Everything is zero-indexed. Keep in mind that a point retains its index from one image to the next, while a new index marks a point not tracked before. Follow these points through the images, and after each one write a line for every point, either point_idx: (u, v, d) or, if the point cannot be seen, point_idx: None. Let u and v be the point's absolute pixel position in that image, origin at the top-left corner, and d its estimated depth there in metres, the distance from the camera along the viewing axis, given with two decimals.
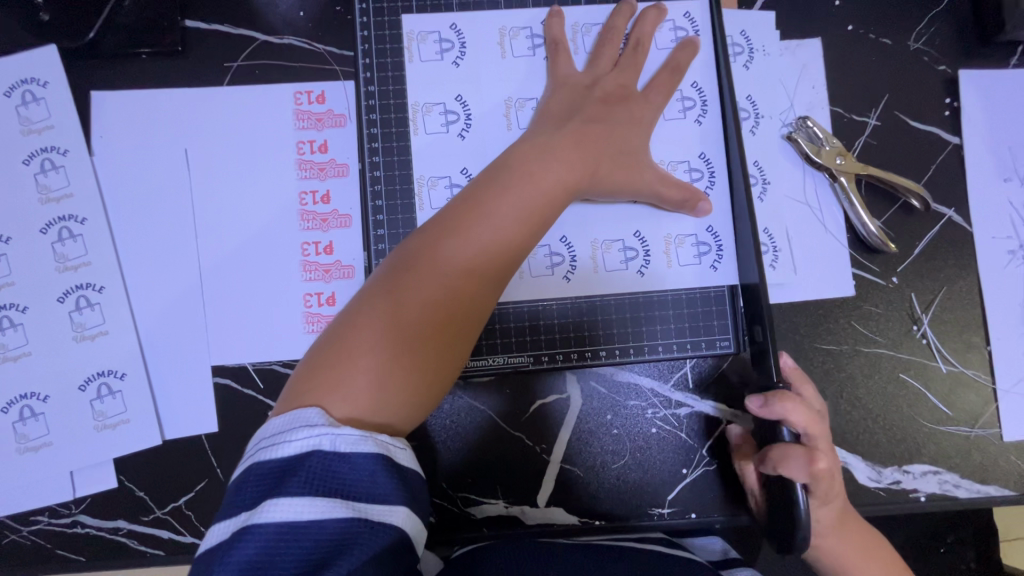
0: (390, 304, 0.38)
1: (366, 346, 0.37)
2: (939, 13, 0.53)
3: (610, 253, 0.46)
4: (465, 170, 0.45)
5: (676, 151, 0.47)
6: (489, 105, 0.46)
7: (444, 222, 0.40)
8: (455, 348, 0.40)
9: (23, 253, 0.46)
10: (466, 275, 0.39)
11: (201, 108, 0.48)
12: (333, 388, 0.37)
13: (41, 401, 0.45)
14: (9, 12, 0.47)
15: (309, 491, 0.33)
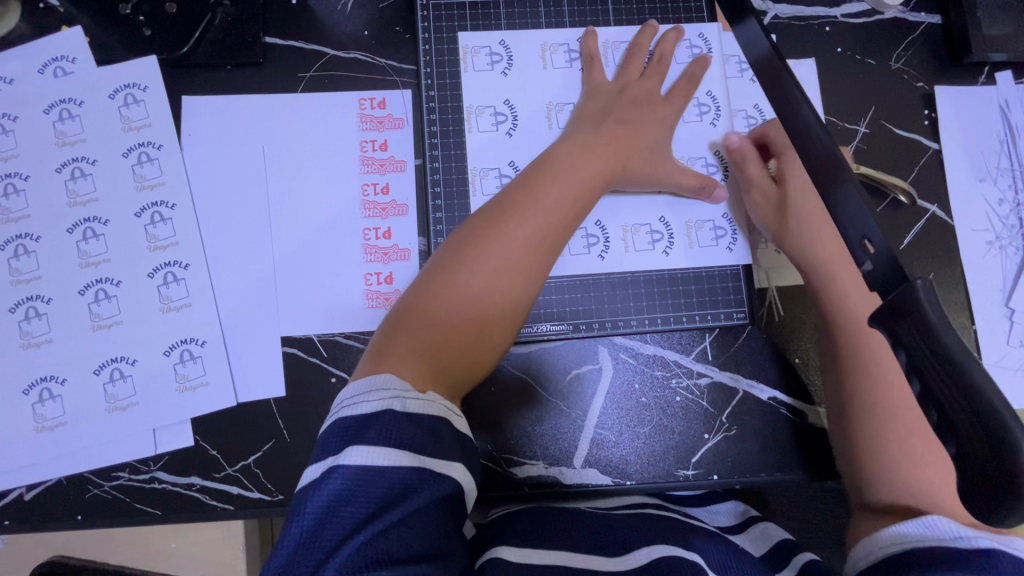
0: (447, 288, 0.44)
1: (428, 323, 0.43)
2: (915, 37, 0.61)
3: (636, 236, 0.54)
4: (512, 163, 0.53)
5: (694, 149, 0.54)
6: (532, 109, 0.53)
7: (491, 217, 0.46)
8: (502, 326, 0.45)
9: (119, 234, 0.51)
10: (512, 263, 0.45)
11: (278, 110, 0.55)
12: (400, 359, 0.42)
13: (130, 364, 0.50)
14: (116, 28, 0.54)
15: (383, 442, 0.37)
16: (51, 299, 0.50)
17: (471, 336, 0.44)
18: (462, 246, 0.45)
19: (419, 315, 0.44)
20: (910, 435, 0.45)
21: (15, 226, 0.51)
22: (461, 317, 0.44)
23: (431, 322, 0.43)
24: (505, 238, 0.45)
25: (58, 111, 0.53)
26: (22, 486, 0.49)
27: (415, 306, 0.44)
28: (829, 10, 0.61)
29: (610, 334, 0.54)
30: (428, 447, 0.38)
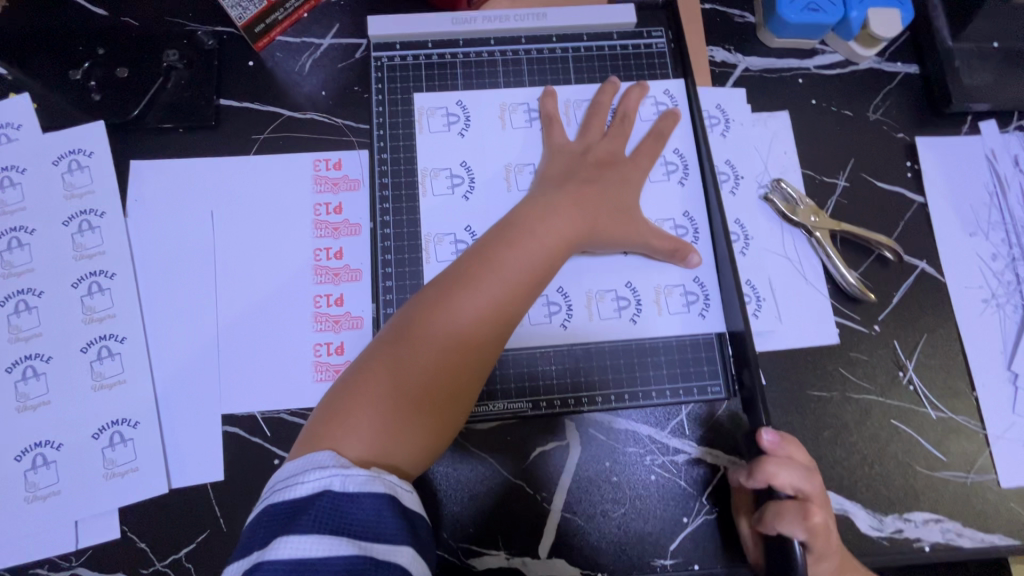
0: (403, 351, 0.41)
1: (380, 390, 0.39)
2: (893, 88, 0.59)
3: (601, 302, 0.50)
4: (469, 228, 0.50)
5: (662, 207, 0.51)
6: (491, 172, 0.51)
7: (454, 274, 0.43)
8: (462, 395, 0.42)
9: (53, 306, 0.49)
10: (474, 325, 0.42)
11: (228, 174, 0.53)
12: (347, 430, 0.38)
13: (54, 448, 0.46)
14: (64, 93, 0.53)
15: (317, 529, 0.33)
16: None
17: (432, 402, 0.40)
18: (421, 304, 0.42)
19: (371, 378, 0.40)
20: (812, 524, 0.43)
21: None
22: (418, 384, 0.40)
23: (386, 391, 0.40)
24: (467, 299, 0.42)
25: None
26: None
27: (367, 368, 0.41)
28: (802, 62, 0.59)
29: (574, 412, 0.50)
30: (370, 529, 0.34)
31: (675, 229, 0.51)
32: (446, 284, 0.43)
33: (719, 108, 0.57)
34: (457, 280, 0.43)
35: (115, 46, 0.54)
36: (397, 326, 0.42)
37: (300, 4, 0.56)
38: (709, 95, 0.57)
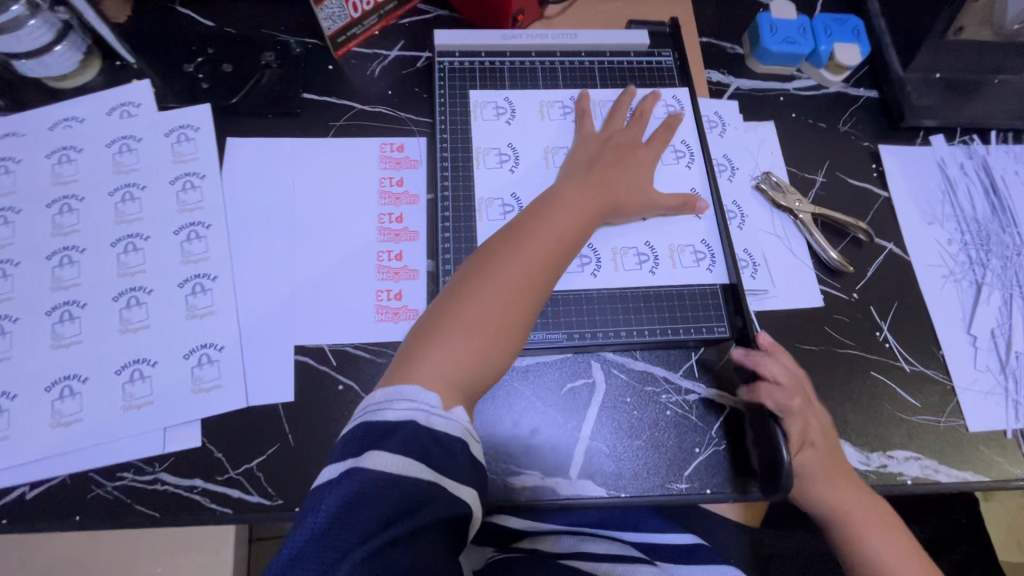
0: (466, 302, 0.46)
1: (459, 327, 0.45)
2: (857, 107, 0.72)
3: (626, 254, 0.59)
4: (514, 195, 0.60)
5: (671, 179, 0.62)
6: (533, 153, 0.62)
7: (501, 244, 0.50)
8: (519, 338, 0.47)
9: (157, 248, 0.57)
10: (526, 277, 0.48)
11: (308, 150, 0.63)
12: (436, 362, 0.43)
13: (150, 365, 0.53)
14: (178, 82, 0.64)
15: (404, 451, 0.37)
16: (86, 304, 0.54)
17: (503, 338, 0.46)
18: (476, 268, 0.49)
19: (438, 329, 0.45)
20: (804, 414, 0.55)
21: (65, 239, 0.56)
22: (483, 327, 0.46)
23: (466, 328, 0.45)
24: (518, 256, 0.49)
25: (118, 145, 0.60)
26: (25, 485, 0.50)
27: (434, 323, 0.46)
28: (783, 85, 0.72)
29: (602, 343, 0.57)
30: (446, 464, 0.38)
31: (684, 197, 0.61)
32: (502, 240, 0.51)
33: (717, 114, 0.69)
34: (510, 236, 0.51)
35: (222, 48, 0.66)
36: (463, 278, 0.49)
37: (375, 23, 0.68)
38: (708, 105, 0.69)
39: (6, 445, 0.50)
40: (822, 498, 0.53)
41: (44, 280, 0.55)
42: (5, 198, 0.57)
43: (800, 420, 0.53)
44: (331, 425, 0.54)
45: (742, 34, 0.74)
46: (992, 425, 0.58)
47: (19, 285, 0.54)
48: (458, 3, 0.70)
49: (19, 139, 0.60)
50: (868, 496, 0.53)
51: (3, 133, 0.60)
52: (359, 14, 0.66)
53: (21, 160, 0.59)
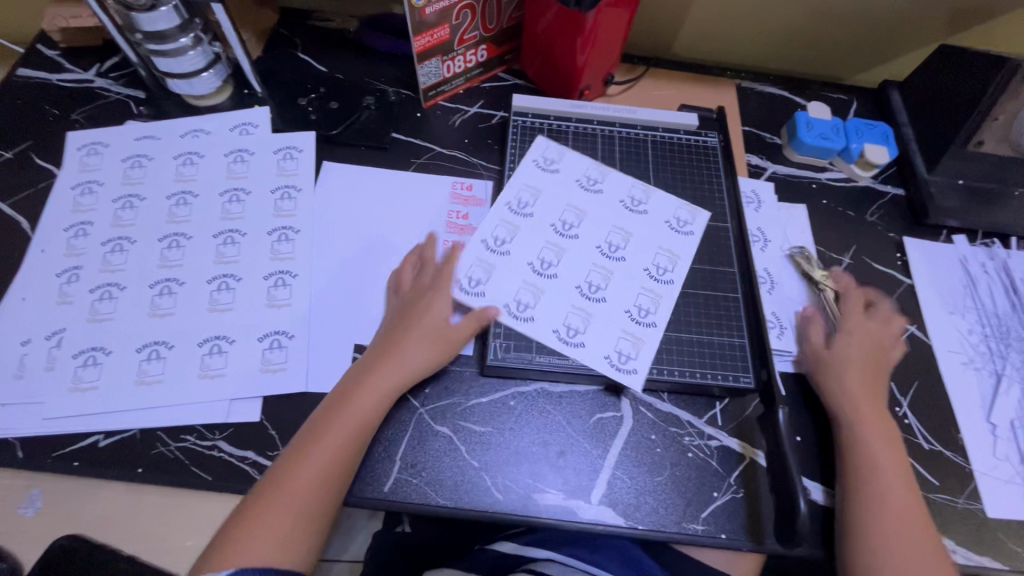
0: (283, 486, 0.50)
1: (273, 507, 0.49)
2: (885, 202, 0.78)
3: (543, 295, 0.64)
4: (542, 172, 0.71)
5: (599, 279, 0.66)
6: (571, 174, 0.72)
7: (335, 402, 0.54)
8: (335, 490, 0.51)
9: (251, 244, 0.65)
10: (336, 450, 0.52)
11: (390, 179, 0.72)
12: (244, 548, 0.47)
13: (228, 342, 0.59)
14: (292, 112, 0.75)
15: None
16: (184, 282, 0.62)
17: (312, 516, 0.50)
18: (309, 442, 0.52)
19: (259, 526, 0.48)
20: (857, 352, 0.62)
21: (176, 226, 0.65)
22: (304, 496, 0.50)
23: (284, 508, 0.49)
24: (337, 433, 0.52)
25: (234, 156, 0.71)
26: (102, 433, 0.55)
27: (259, 510, 0.49)
28: (815, 174, 0.80)
29: (634, 377, 0.61)
30: None
31: (588, 288, 0.65)
32: (338, 403, 0.54)
33: (754, 192, 0.76)
34: (341, 401, 0.55)
35: (331, 89, 0.78)
36: (298, 445, 0.52)
37: (461, 83, 0.80)
38: (746, 183, 0.77)
39: (95, 394, 0.56)
40: (849, 390, 0.59)
41: (152, 258, 0.63)
42: (134, 187, 0.67)
43: (846, 343, 0.62)
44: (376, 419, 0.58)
45: (781, 127, 0.83)
46: (1011, 513, 0.59)
47: (131, 260, 0.63)
48: (535, 75, 0.81)
49: (155, 141, 0.71)
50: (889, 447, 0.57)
51: (142, 135, 0.71)
52: (450, 74, 0.77)
53: (152, 158, 0.70)
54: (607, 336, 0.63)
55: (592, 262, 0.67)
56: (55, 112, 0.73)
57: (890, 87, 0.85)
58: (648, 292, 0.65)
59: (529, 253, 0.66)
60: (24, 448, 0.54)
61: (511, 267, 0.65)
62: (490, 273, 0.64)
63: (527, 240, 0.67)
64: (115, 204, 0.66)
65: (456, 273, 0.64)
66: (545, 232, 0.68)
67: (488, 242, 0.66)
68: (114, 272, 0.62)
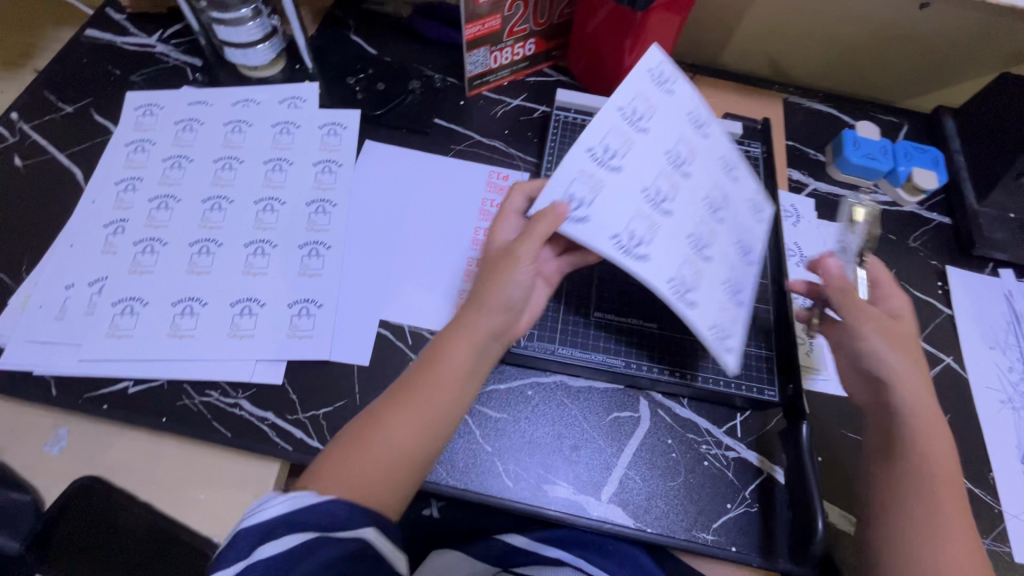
0: (370, 433, 0.47)
1: (376, 445, 0.46)
2: (930, 228, 0.76)
3: (659, 232, 0.52)
4: (658, 87, 0.54)
5: (706, 235, 0.55)
6: (686, 102, 0.56)
7: (435, 348, 0.51)
8: (433, 445, 0.49)
9: (290, 214, 0.67)
10: (435, 399, 0.49)
11: (428, 162, 0.73)
12: (344, 479, 0.45)
13: (259, 305, 0.61)
14: (339, 90, 0.77)
15: (289, 527, 0.42)
16: (222, 244, 0.64)
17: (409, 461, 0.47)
18: (397, 396, 0.49)
19: (344, 469, 0.45)
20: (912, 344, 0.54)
21: (219, 190, 0.67)
22: (393, 445, 0.47)
23: (387, 448, 0.47)
24: (427, 386, 0.49)
25: (281, 127, 0.72)
26: (131, 380, 0.57)
27: (344, 456, 0.46)
28: (858, 195, 0.78)
29: (655, 380, 0.60)
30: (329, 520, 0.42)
31: (698, 242, 0.54)
32: (436, 351, 0.51)
33: (793, 207, 0.75)
34: (440, 348, 0.51)
35: (380, 71, 0.79)
36: (396, 389, 0.50)
37: (506, 75, 0.80)
38: (786, 197, 0.76)
39: (129, 341, 0.58)
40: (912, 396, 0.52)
41: (195, 218, 0.65)
42: (183, 149, 0.70)
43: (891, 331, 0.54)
44: None
45: (826, 144, 0.81)
46: None
47: (175, 218, 0.65)
48: (580, 73, 0.81)
49: (207, 107, 0.73)
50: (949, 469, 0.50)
51: (196, 101, 0.73)
52: (496, 65, 0.78)
53: (203, 123, 0.72)
54: (716, 303, 0.53)
55: (702, 213, 0.55)
56: (116, 73, 0.76)
57: (943, 112, 0.82)
58: (742, 269, 0.57)
59: (645, 180, 0.53)
60: (58, 387, 0.56)
61: (625, 191, 0.51)
62: (600, 196, 0.51)
63: (642, 159, 0.53)
64: (164, 163, 0.68)
65: (560, 187, 0.50)
66: (661, 162, 0.54)
67: (596, 151, 0.51)
68: (157, 227, 0.64)
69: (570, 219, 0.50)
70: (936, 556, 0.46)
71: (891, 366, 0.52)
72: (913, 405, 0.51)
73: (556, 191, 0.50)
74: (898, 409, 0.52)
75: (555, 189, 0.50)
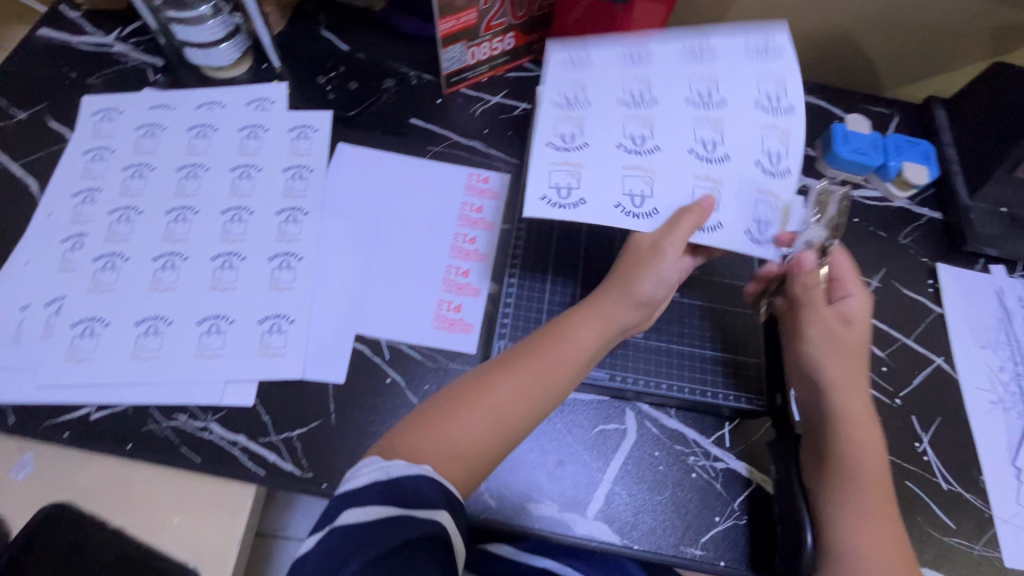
0: (475, 398, 0.48)
1: (478, 415, 0.48)
2: (921, 224, 0.74)
3: (656, 173, 0.51)
4: (575, 64, 0.54)
5: (711, 131, 0.52)
6: (607, 57, 0.54)
7: (551, 330, 0.53)
8: (531, 420, 0.50)
9: (259, 224, 0.64)
10: (540, 376, 0.50)
11: (403, 165, 0.70)
12: (441, 445, 0.46)
13: (227, 322, 0.58)
14: (310, 90, 0.73)
15: (373, 501, 0.41)
16: (188, 258, 0.61)
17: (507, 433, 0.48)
18: (506, 364, 0.50)
19: (442, 433, 0.46)
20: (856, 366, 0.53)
21: (183, 200, 0.64)
22: (493, 417, 0.48)
23: (486, 419, 0.48)
24: (540, 363, 0.50)
25: (248, 131, 0.69)
26: (93, 406, 0.54)
27: (442, 416, 0.47)
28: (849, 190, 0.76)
29: (642, 391, 0.58)
30: (415, 498, 0.42)
31: (703, 146, 0.52)
32: (553, 332, 0.52)
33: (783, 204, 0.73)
34: (558, 332, 0.52)
35: (352, 69, 0.75)
36: (501, 362, 0.51)
37: (484, 71, 0.77)
38: None
39: (90, 365, 0.55)
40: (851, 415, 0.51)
41: (158, 230, 0.62)
42: (144, 156, 0.66)
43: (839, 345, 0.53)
44: (372, 412, 0.57)
45: (816, 138, 0.78)
46: None
47: (136, 232, 0.62)
48: None
49: (169, 111, 0.69)
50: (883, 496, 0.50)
51: (156, 104, 0.70)
52: (474, 61, 0.74)
53: (165, 128, 0.68)
54: (743, 200, 0.51)
55: (693, 113, 0.52)
56: (72, 75, 0.72)
57: (935, 103, 0.80)
58: (770, 133, 0.52)
59: (617, 126, 0.52)
60: (17, 415, 0.54)
61: (601, 150, 0.51)
62: (582, 172, 0.50)
63: (601, 114, 0.52)
64: (125, 173, 0.65)
65: (540, 182, 0.50)
66: (620, 95, 0.53)
67: (555, 132, 0.51)
68: (118, 241, 0.61)
69: (563, 206, 0.49)
70: (860, 555, 0.47)
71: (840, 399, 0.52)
72: (847, 409, 0.51)
73: (533, 194, 0.49)
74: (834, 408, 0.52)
75: (532, 194, 0.49)
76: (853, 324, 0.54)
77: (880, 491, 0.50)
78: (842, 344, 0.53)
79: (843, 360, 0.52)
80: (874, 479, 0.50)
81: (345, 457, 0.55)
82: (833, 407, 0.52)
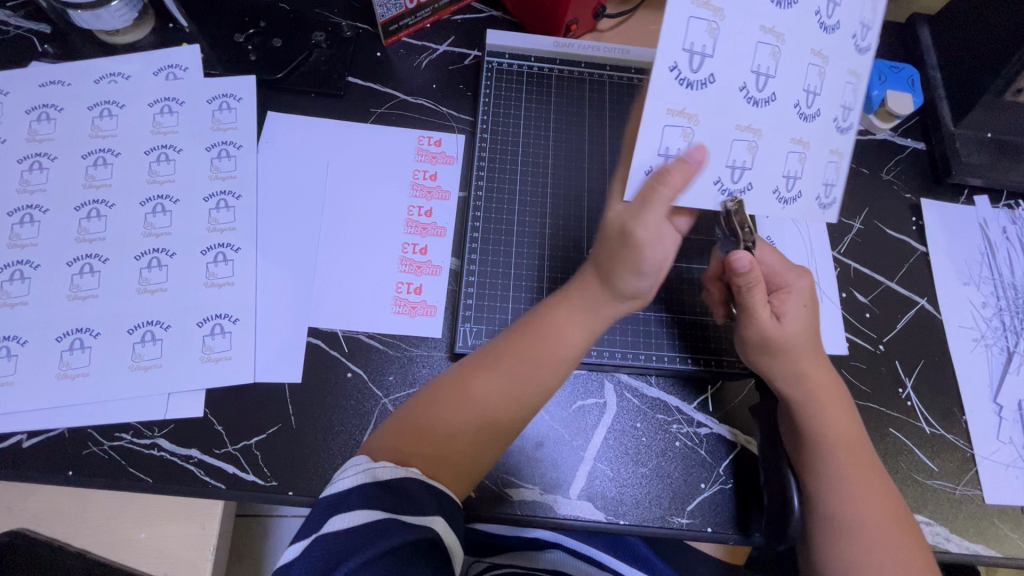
0: (462, 397, 0.45)
1: (461, 413, 0.45)
2: (905, 157, 0.70)
3: (764, 138, 0.45)
4: None
5: (819, 77, 0.44)
6: None
7: (538, 315, 0.50)
8: (521, 415, 0.46)
9: (185, 213, 0.57)
10: (531, 364, 0.47)
11: (343, 132, 0.62)
12: (423, 444, 0.43)
13: (163, 328, 0.53)
14: (227, 51, 0.64)
15: (360, 507, 0.36)
16: (108, 259, 0.55)
17: (496, 428, 0.45)
18: (491, 360, 0.47)
19: (427, 437, 0.43)
20: (807, 351, 0.51)
21: (95, 192, 0.57)
22: (484, 411, 0.45)
23: (473, 415, 0.45)
24: (530, 356, 0.47)
25: (160, 106, 0.60)
26: (24, 433, 0.50)
27: (424, 418, 0.44)
28: None
29: (620, 364, 0.57)
30: (405, 506, 0.38)
31: (805, 99, 0.45)
32: (537, 319, 0.49)
33: None
34: (543, 323, 0.49)
35: (274, 23, 0.65)
36: (486, 354, 0.48)
37: (428, 16, 0.67)
38: None
39: (11, 391, 0.50)
40: (813, 395, 0.50)
41: (70, 230, 0.55)
42: (41, 144, 0.58)
43: (795, 330, 0.50)
44: (334, 412, 0.52)
45: None
46: (1009, 499, 0.57)
47: (45, 234, 0.55)
48: (513, 6, 0.68)
49: (63, 88, 0.60)
50: (868, 466, 0.49)
51: (48, 80, 0.60)
52: (413, 5, 0.64)
53: (61, 108, 0.59)
54: (817, 169, 0.47)
55: (811, 43, 0.43)
56: None
57: (920, 22, 0.74)
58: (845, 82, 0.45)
59: (739, 59, 0.43)
60: None
61: (716, 101, 0.43)
62: (696, 130, 0.44)
63: (733, 43, 0.42)
64: (21, 165, 0.57)
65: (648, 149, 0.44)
66: (754, 9, 0.42)
67: (680, 68, 0.42)
68: (25, 247, 0.54)
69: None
70: (862, 534, 0.47)
71: (798, 384, 0.50)
72: (804, 388, 0.50)
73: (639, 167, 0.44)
74: (791, 393, 0.50)
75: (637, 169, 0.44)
76: (786, 317, 0.50)
77: (858, 459, 0.49)
78: (775, 343, 0.50)
79: (778, 358, 0.50)
80: (848, 452, 0.49)
81: (310, 462, 0.51)
82: (785, 393, 0.51)
